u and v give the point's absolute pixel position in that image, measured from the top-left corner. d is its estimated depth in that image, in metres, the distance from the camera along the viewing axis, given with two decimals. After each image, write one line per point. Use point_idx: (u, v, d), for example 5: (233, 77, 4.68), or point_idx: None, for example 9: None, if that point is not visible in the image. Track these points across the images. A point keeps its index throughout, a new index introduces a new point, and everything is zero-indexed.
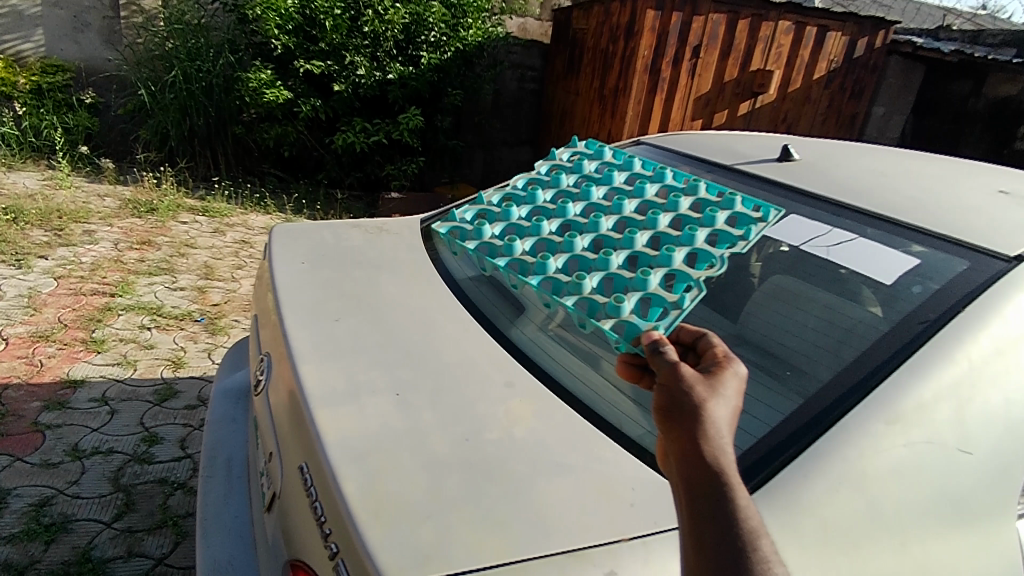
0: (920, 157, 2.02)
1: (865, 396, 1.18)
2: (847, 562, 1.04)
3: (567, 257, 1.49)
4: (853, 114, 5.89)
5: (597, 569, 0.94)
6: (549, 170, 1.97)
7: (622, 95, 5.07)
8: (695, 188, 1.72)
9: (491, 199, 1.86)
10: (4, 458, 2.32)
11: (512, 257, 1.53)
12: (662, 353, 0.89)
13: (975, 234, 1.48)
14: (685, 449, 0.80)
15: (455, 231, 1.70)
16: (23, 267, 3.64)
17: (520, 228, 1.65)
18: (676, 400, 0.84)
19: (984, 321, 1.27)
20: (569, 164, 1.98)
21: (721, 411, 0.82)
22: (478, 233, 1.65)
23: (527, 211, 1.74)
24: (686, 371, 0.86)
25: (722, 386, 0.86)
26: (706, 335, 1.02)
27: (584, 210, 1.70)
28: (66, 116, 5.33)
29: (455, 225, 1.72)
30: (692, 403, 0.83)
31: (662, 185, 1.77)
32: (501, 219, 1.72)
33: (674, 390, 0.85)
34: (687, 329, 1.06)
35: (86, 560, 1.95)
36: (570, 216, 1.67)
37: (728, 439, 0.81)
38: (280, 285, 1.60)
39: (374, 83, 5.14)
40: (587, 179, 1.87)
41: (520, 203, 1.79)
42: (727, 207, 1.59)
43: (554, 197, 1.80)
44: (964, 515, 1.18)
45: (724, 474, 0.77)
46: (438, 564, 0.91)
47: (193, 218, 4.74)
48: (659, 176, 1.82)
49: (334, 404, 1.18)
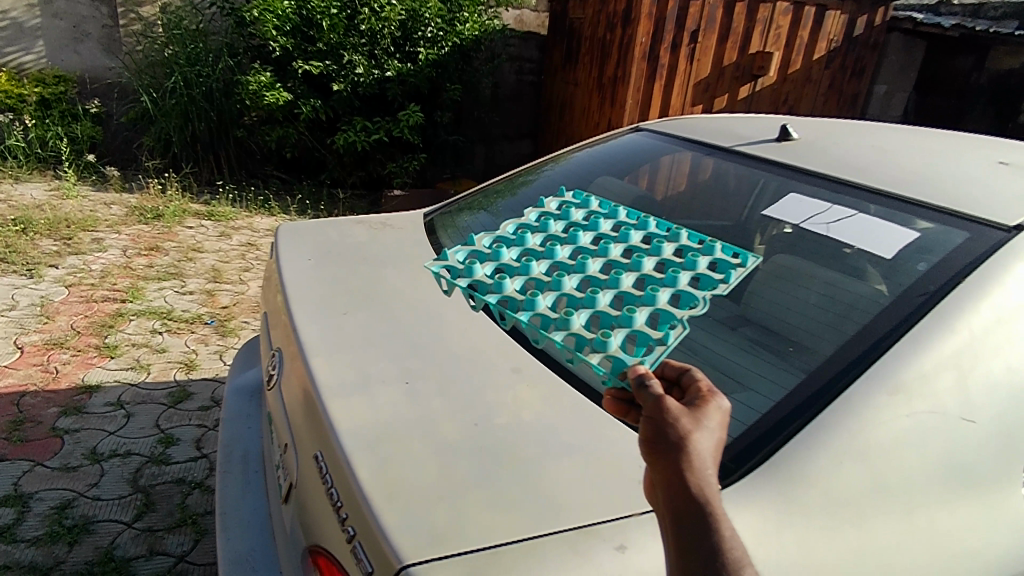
0: (920, 132, 2.01)
1: (865, 369, 1.19)
2: (852, 531, 1.06)
3: (555, 294, 1.23)
4: (854, 93, 5.86)
5: (607, 542, 0.97)
6: (536, 217, 1.64)
7: (621, 83, 5.05)
8: (676, 235, 1.45)
9: (480, 239, 1.49)
10: (24, 464, 2.37)
11: (501, 293, 1.23)
12: (647, 388, 0.82)
13: (974, 205, 1.49)
14: (668, 481, 0.77)
15: (444, 270, 1.34)
16: (34, 276, 3.69)
17: (507, 265, 1.36)
18: (659, 432, 0.79)
19: (984, 291, 1.28)
20: (557, 212, 1.66)
21: (704, 443, 0.78)
22: (462, 271, 1.32)
23: (515, 251, 1.42)
24: (672, 404, 0.80)
25: (706, 418, 0.81)
26: (692, 370, 0.93)
27: (572, 253, 1.42)
28: (71, 126, 5.38)
29: (445, 262, 1.38)
30: (673, 438, 0.78)
31: (646, 230, 1.50)
32: (488, 258, 1.39)
33: (659, 426, 0.79)
34: (671, 360, 0.96)
35: (109, 560, 1.99)
36: (558, 257, 1.39)
37: (713, 471, 0.78)
38: (286, 282, 1.63)
39: (373, 81, 5.15)
40: (573, 225, 1.57)
41: (504, 244, 1.47)
42: (708, 252, 1.33)
43: (543, 240, 1.50)
44: (969, 483, 1.20)
45: (708, 504, 0.75)
46: (452, 542, 0.93)
47: (199, 222, 4.78)
48: (643, 224, 1.52)
49: (345, 395, 1.21)
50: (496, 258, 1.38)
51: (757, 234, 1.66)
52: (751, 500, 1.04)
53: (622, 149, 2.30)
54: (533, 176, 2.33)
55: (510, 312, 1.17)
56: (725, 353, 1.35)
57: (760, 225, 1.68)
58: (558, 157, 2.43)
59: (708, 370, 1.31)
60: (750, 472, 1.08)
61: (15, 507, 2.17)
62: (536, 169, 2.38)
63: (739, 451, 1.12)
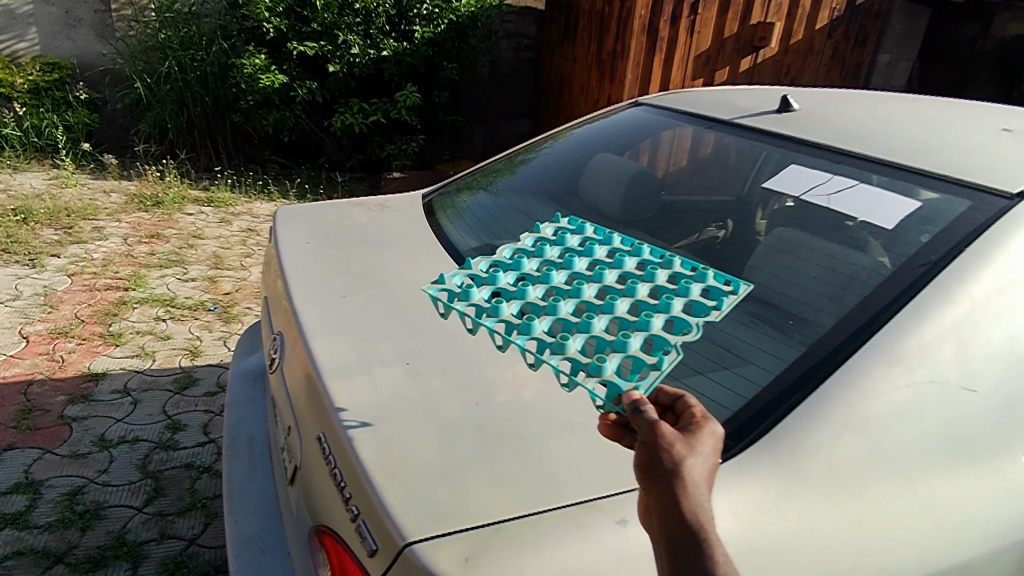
0: (923, 99, 1.97)
1: (866, 341, 1.19)
2: (852, 502, 1.07)
3: (550, 318, 1.09)
4: (857, 62, 5.79)
5: (608, 517, 0.97)
6: (532, 241, 1.44)
7: (620, 58, 4.96)
8: (670, 262, 1.30)
9: (477, 263, 1.31)
10: (34, 451, 2.40)
11: (498, 318, 1.10)
12: (641, 413, 0.81)
13: (977, 173, 1.47)
14: (661, 505, 0.77)
15: (443, 292, 1.18)
16: (36, 265, 3.70)
17: (502, 289, 1.20)
18: (653, 458, 0.78)
19: (986, 260, 1.27)
20: (552, 236, 1.47)
21: (699, 469, 0.78)
22: (465, 292, 1.16)
23: (511, 275, 1.26)
24: (666, 429, 0.80)
25: (700, 443, 0.81)
26: (684, 395, 0.90)
27: (567, 278, 1.26)
28: (65, 114, 5.33)
29: (441, 288, 1.19)
30: (666, 466, 0.77)
31: (640, 255, 1.33)
32: (484, 282, 1.23)
33: (653, 452, 0.78)
34: (665, 387, 0.93)
35: (121, 544, 2.03)
36: (553, 281, 1.23)
37: (707, 497, 0.77)
38: (286, 267, 1.62)
39: (369, 62, 5.10)
40: (569, 249, 1.40)
41: (499, 268, 1.30)
42: (700, 279, 1.20)
43: (539, 265, 1.32)
44: (970, 451, 1.19)
45: (702, 530, 0.75)
46: (454, 519, 0.94)
47: (199, 209, 4.77)
48: (637, 250, 1.36)
49: (345, 376, 1.21)
50: (490, 281, 1.22)
51: (758, 208, 1.66)
52: (751, 472, 1.05)
53: (621, 126, 2.27)
54: (532, 154, 2.30)
55: (506, 337, 1.04)
56: (726, 328, 1.34)
57: (761, 199, 1.67)
58: (556, 134, 2.40)
59: (709, 346, 1.31)
60: (751, 445, 1.09)
61: (27, 494, 2.20)
62: (535, 147, 2.36)
63: (738, 425, 1.13)
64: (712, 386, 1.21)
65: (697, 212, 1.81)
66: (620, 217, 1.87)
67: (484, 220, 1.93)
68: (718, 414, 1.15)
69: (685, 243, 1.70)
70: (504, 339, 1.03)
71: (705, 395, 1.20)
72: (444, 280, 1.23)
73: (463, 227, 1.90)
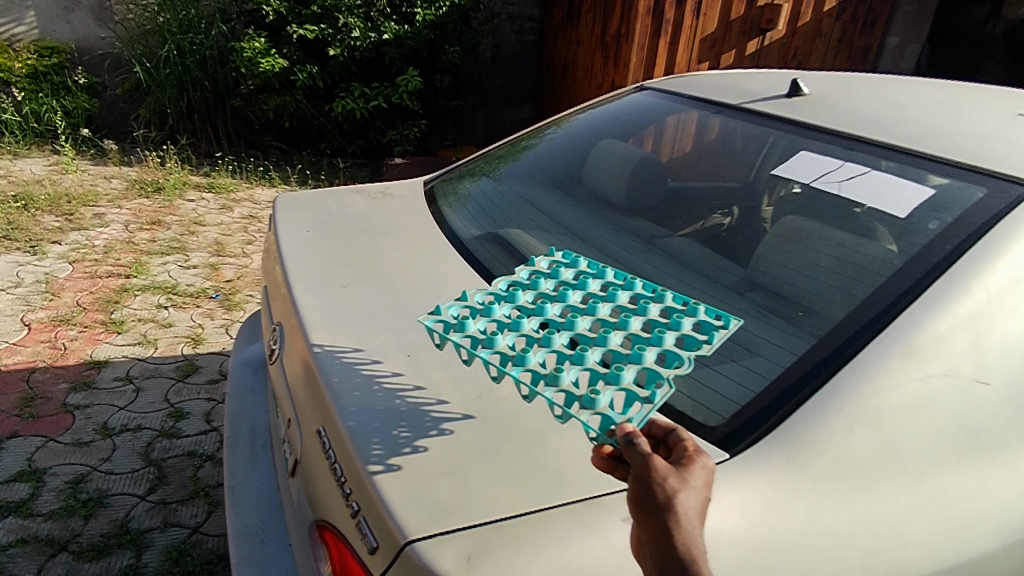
0: (936, 83, 1.93)
1: (877, 333, 1.16)
2: (862, 499, 1.04)
3: (545, 351, 1.03)
4: (866, 45, 5.70)
5: (612, 514, 0.95)
6: (526, 274, 1.31)
7: (624, 40, 4.87)
8: (663, 296, 1.21)
9: (472, 294, 1.20)
10: (37, 439, 2.40)
11: (493, 349, 1.02)
12: (635, 446, 0.79)
13: (993, 159, 1.43)
14: (653, 538, 0.75)
15: (443, 323, 1.10)
16: (38, 252, 3.68)
17: (497, 321, 1.12)
18: (646, 491, 0.76)
19: (1002, 249, 1.24)
20: (546, 269, 1.33)
21: (691, 503, 0.77)
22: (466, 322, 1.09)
23: (506, 307, 1.16)
24: (660, 463, 0.78)
25: (692, 477, 0.80)
26: (677, 428, 0.88)
27: (563, 310, 1.16)
28: (64, 99, 5.28)
29: (431, 322, 1.09)
30: (659, 500, 0.76)
31: (632, 288, 1.24)
32: (479, 314, 1.14)
33: (648, 485, 0.76)
34: (657, 418, 0.90)
35: (124, 532, 2.03)
36: (549, 313, 1.14)
37: (700, 530, 0.76)
38: (285, 256, 1.59)
39: (369, 45, 5.04)
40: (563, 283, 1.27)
41: (495, 299, 1.19)
42: (691, 314, 1.15)
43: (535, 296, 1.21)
44: (983, 446, 1.16)
45: (694, 564, 0.73)
46: (457, 516, 0.92)
47: (200, 195, 4.74)
48: (629, 283, 1.26)
49: (346, 368, 1.19)
50: (485, 312, 1.13)
51: (764, 194, 1.63)
52: (757, 469, 1.03)
53: (625, 111, 2.22)
54: (535, 140, 2.26)
55: (501, 368, 0.98)
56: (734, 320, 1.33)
57: (768, 185, 1.64)
58: (560, 119, 2.36)
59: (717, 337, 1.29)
60: (758, 440, 1.07)
61: (30, 482, 2.20)
62: (538, 133, 2.32)
63: (745, 421, 1.11)
64: (718, 378, 1.19)
65: (704, 199, 1.78)
66: (626, 205, 1.84)
67: (487, 208, 1.89)
68: (726, 408, 1.14)
69: (690, 230, 1.68)
70: (499, 370, 0.97)
71: (712, 388, 1.18)
72: (444, 309, 1.14)
73: (465, 215, 1.87)
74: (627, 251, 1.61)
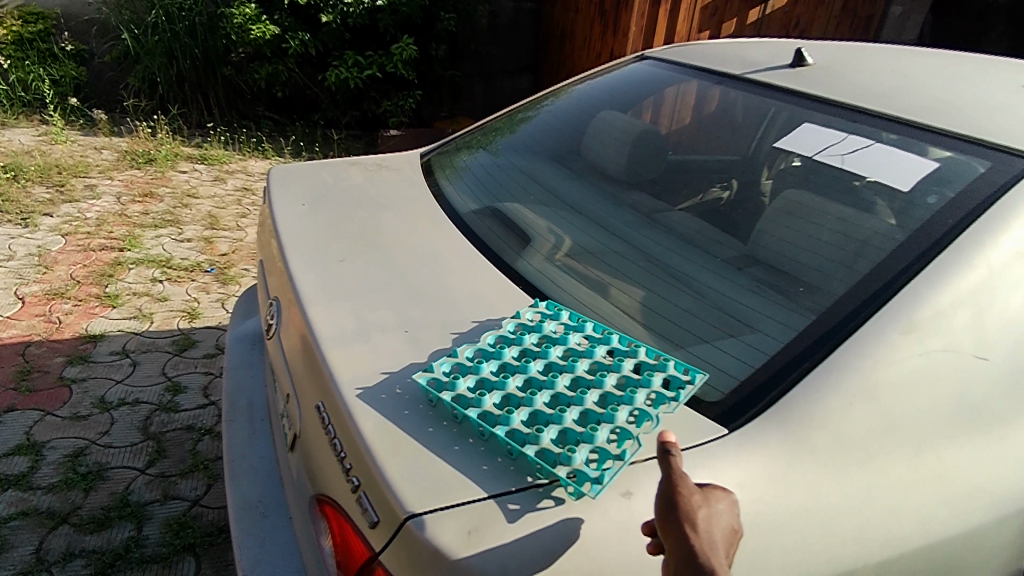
0: (942, 54, 1.89)
1: (878, 309, 1.16)
2: (860, 473, 1.05)
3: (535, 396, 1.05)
4: (868, 15, 5.65)
5: (612, 490, 0.95)
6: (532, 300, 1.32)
7: (623, 9, 4.78)
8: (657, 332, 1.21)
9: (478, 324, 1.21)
10: (35, 413, 2.40)
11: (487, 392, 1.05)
12: (672, 454, 0.83)
13: (999, 132, 1.41)
14: (676, 547, 0.78)
15: (453, 366, 1.11)
16: (29, 225, 3.63)
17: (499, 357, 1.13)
18: (674, 496, 0.81)
19: (1005, 223, 1.23)
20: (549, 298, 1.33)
21: (710, 520, 0.82)
22: (472, 367, 1.10)
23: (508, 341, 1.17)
24: (686, 475, 0.83)
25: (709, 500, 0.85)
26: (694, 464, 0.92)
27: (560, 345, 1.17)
28: (51, 67, 5.16)
29: (431, 373, 1.10)
30: (687, 512, 0.80)
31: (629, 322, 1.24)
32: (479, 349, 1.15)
33: (676, 493, 0.81)
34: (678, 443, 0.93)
35: (125, 505, 2.04)
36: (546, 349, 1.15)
37: (717, 542, 0.80)
38: (280, 229, 1.57)
39: (363, 12, 4.94)
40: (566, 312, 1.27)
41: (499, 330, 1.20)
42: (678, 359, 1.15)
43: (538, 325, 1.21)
44: (980, 420, 1.17)
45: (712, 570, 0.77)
46: (456, 491, 0.92)
47: (192, 166, 4.68)
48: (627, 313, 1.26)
49: (345, 343, 1.19)
50: (495, 354, 1.14)
51: (764, 167, 1.61)
52: (756, 443, 1.03)
53: (626, 81, 2.18)
54: (533, 112, 2.22)
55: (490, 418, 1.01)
56: (734, 295, 1.33)
57: (769, 158, 1.62)
58: (559, 90, 2.31)
59: (716, 313, 1.30)
60: (757, 415, 1.07)
61: (29, 456, 2.21)
62: (536, 104, 2.28)
63: (744, 396, 1.10)
64: (717, 353, 1.20)
65: (704, 171, 1.75)
66: (626, 178, 1.82)
67: (486, 181, 1.87)
68: (726, 383, 1.14)
69: (689, 204, 1.66)
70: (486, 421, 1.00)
71: (711, 363, 1.18)
72: (452, 354, 1.15)
73: (463, 189, 1.84)
74: (627, 225, 1.60)
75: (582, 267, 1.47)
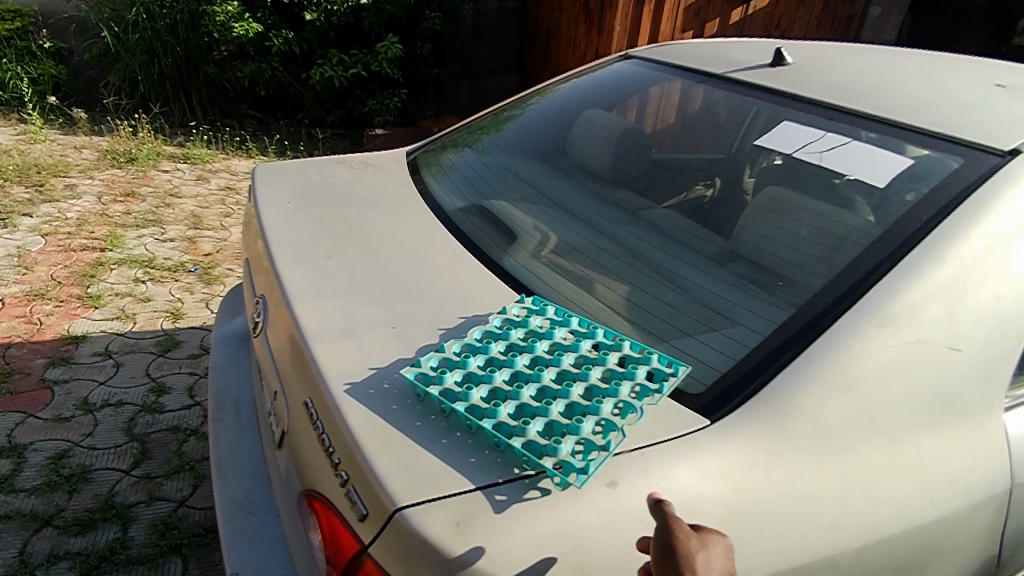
0: (917, 53, 1.93)
1: (853, 303, 1.19)
2: (837, 461, 1.08)
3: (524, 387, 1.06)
4: (848, 15, 5.73)
5: (597, 481, 0.96)
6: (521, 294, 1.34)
7: (608, 9, 4.81)
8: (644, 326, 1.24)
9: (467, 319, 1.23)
10: (17, 415, 2.37)
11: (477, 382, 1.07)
12: (662, 507, 0.87)
13: (971, 130, 1.45)
14: None
15: (440, 361, 1.13)
16: (8, 225, 3.58)
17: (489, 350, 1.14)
18: (667, 543, 0.83)
19: (976, 219, 1.26)
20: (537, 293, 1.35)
21: (709, 563, 0.83)
22: (459, 361, 1.12)
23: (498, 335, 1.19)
24: (681, 523, 0.86)
25: (710, 543, 0.86)
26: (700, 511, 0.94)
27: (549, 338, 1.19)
28: (29, 65, 5.08)
29: (419, 368, 1.11)
30: (683, 556, 0.82)
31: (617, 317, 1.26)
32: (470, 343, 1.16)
33: (670, 540, 0.83)
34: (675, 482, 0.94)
35: (110, 506, 2.03)
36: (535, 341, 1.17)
37: None
38: (267, 228, 1.57)
39: (347, 10, 4.92)
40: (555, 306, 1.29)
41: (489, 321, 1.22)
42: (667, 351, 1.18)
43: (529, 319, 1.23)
44: (954, 410, 1.20)
45: None
46: (444, 483, 0.94)
47: (175, 165, 4.64)
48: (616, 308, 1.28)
49: (332, 339, 1.19)
50: (481, 349, 1.15)
51: (746, 165, 1.64)
52: (738, 434, 1.05)
53: (610, 80, 2.20)
54: (518, 110, 2.24)
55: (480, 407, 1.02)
56: (715, 291, 1.36)
57: (750, 156, 1.65)
58: (543, 89, 2.33)
59: (698, 307, 1.32)
60: (739, 406, 1.09)
61: (10, 458, 2.18)
62: (521, 103, 2.30)
63: (725, 388, 1.13)
64: (698, 347, 1.23)
65: (687, 169, 1.78)
66: (610, 176, 1.84)
67: (472, 179, 1.88)
68: (708, 375, 1.16)
69: (673, 202, 1.68)
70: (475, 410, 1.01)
71: (695, 357, 1.21)
72: (440, 348, 1.16)
73: (449, 187, 1.85)
74: (611, 222, 1.62)
75: (567, 263, 1.49)
